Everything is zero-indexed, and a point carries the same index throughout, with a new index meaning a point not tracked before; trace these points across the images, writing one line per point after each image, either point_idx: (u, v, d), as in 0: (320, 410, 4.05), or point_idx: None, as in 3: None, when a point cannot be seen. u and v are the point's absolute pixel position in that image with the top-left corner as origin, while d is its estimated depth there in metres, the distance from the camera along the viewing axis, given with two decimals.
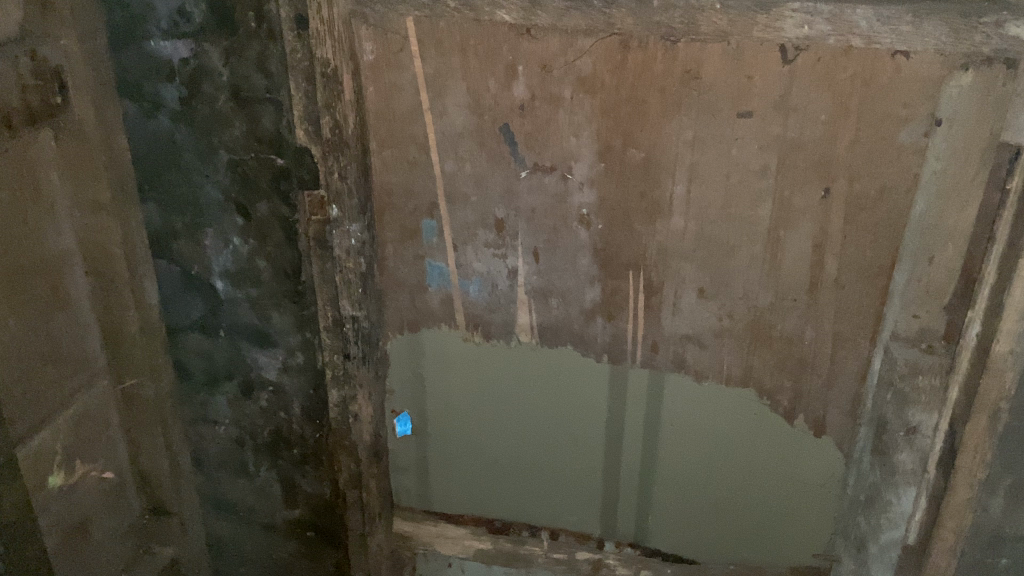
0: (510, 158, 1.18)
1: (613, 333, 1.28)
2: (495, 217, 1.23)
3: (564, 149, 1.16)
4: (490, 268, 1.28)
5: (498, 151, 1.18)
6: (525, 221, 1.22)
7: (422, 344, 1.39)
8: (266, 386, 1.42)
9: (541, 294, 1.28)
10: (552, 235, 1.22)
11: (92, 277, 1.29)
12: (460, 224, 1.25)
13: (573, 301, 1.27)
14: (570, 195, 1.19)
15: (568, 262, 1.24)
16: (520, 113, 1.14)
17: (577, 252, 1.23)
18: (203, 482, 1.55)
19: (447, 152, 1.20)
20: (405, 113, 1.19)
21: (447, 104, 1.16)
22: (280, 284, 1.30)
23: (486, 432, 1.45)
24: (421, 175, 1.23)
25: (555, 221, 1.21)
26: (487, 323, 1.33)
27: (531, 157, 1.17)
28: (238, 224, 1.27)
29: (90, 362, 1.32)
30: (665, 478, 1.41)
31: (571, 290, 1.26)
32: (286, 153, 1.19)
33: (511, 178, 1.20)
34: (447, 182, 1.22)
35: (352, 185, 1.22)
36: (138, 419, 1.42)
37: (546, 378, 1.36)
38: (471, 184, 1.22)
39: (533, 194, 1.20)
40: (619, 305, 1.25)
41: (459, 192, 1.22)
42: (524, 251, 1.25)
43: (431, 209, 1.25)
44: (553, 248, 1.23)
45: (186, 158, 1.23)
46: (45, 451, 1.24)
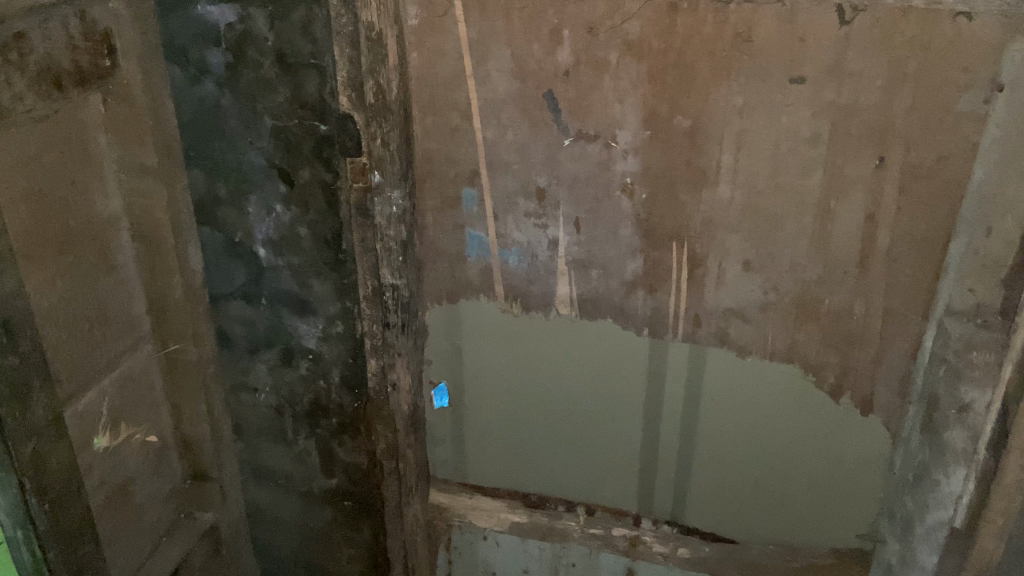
0: (553, 125, 1.16)
1: (654, 306, 1.26)
2: (536, 186, 1.21)
3: (608, 116, 1.14)
4: (531, 238, 1.26)
5: (541, 118, 1.16)
6: (567, 190, 1.20)
7: (460, 315, 1.38)
8: (306, 354, 1.43)
9: (581, 265, 1.26)
10: (594, 206, 1.20)
11: (139, 241, 1.30)
12: (501, 193, 1.24)
13: (614, 273, 1.25)
14: (613, 164, 1.17)
15: (610, 234, 1.22)
16: (565, 79, 1.13)
17: (619, 223, 1.21)
18: (243, 449, 1.58)
19: (489, 119, 1.19)
20: (447, 79, 1.18)
21: (490, 70, 1.15)
22: (321, 252, 1.31)
23: (523, 406, 1.44)
24: (463, 142, 1.22)
25: (597, 191, 1.19)
26: (527, 295, 1.31)
27: (574, 124, 1.16)
28: (281, 191, 1.28)
29: (136, 326, 1.34)
30: (706, 456, 1.39)
31: (612, 261, 1.24)
32: (329, 119, 1.19)
33: (553, 146, 1.18)
34: (488, 150, 1.21)
35: (394, 153, 1.21)
36: (181, 385, 1.43)
37: (586, 351, 1.35)
38: (512, 152, 1.20)
39: (575, 162, 1.18)
40: (662, 278, 1.23)
41: (500, 160, 1.21)
42: (565, 222, 1.23)
43: (472, 176, 1.24)
44: (595, 218, 1.21)
45: (231, 125, 1.24)
46: (90, 412, 1.26)
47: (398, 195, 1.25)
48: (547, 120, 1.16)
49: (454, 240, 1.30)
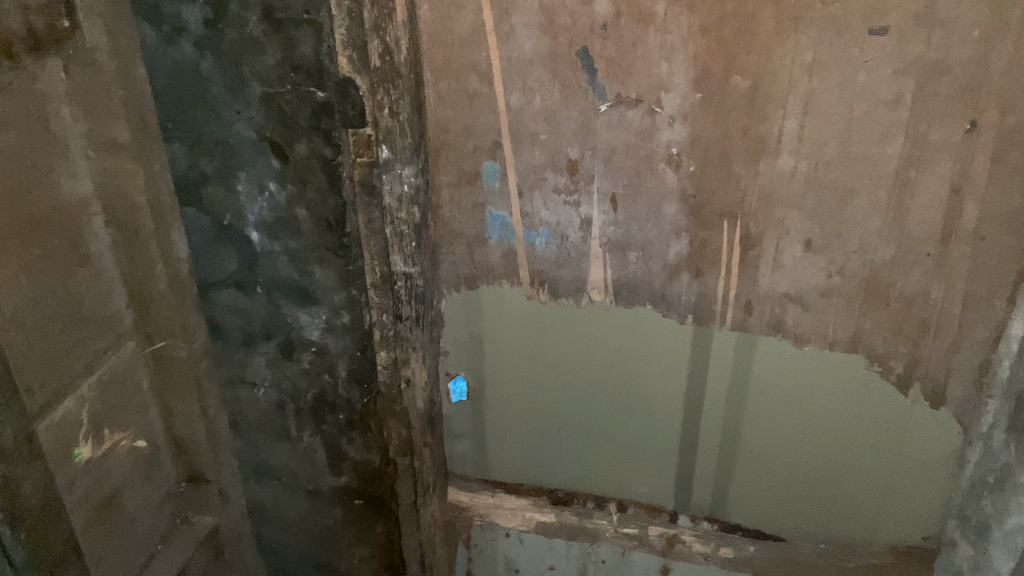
0: (588, 88, 1.01)
1: (699, 292, 1.12)
2: (567, 158, 1.07)
3: (654, 76, 0.98)
4: (560, 217, 1.12)
5: (574, 79, 1.01)
6: (602, 162, 1.06)
7: (480, 303, 1.26)
8: (309, 347, 1.30)
9: (618, 246, 1.12)
10: (633, 180, 1.06)
11: (114, 228, 1.15)
12: (526, 166, 1.10)
13: (654, 255, 1.11)
14: (657, 132, 1.01)
15: (651, 212, 1.07)
16: (602, 34, 0.97)
17: (663, 199, 1.06)
18: (242, 446, 1.45)
19: (512, 82, 1.03)
20: (465, 36, 1.02)
21: (515, 24, 0.99)
22: (322, 236, 1.16)
23: (549, 397, 1.32)
24: (482, 109, 1.07)
25: (637, 163, 1.04)
26: (554, 281, 1.18)
27: (613, 86, 1.00)
28: (275, 167, 1.12)
29: (117, 321, 1.20)
30: (752, 450, 1.27)
31: (653, 242, 1.10)
32: (328, 84, 1.03)
33: (588, 113, 1.02)
34: (512, 118, 1.06)
35: (404, 123, 1.08)
36: (170, 384, 1.31)
37: (621, 341, 1.22)
38: (540, 120, 1.05)
39: (613, 131, 1.03)
40: (708, 260, 1.09)
41: (525, 129, 1.06)
42: (600, 199, 1.09)
43: (492, 148, 1.10)
44: (634, 194, 1.07)
45: (214, 92, 1.07)
46: (70, 421, 1.12)
47: (409, 168, 1.11)
48: (581, 82, 1.01)
49: (474, 222, 1.18)
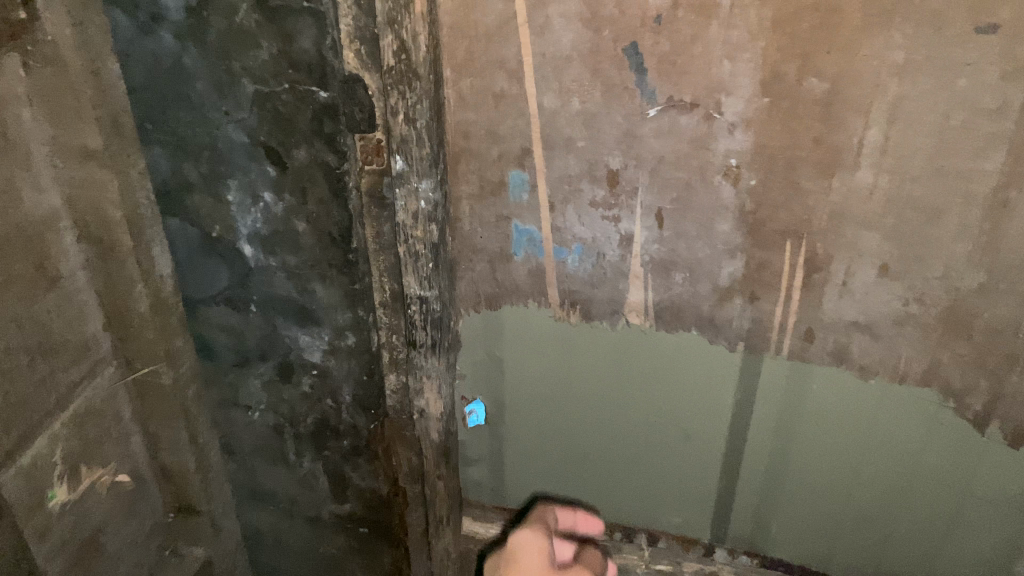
0: (634, 88, 0.87)
1: (753, 318, 0.99)
2: (606, 168, 0.93)
3: (713, 77, 0.84)
4: (597, 233, 0.99)
5: (618, 78, 0.87)
6: (648, 173, 0.92)
7: (501, 325, 1.12)
8: (309, 369, 1.17)
9: (662, 267, 0.99)
10: (682, 193, 0.92)
11: (86, 244, 1.00)
12: (559, 176, 0.96)
13: (703, 276, 0.98)
14: (714, 140, 0.88)
15: (702, 229, 0.94)
16: (655, 27, 0.83)
17: (716, 215, 0.93)
18: (236, 470, 1.33)
19: (545, 80, 0.89)
20: (491, 27, 0.88)
21: (551, 14, 0.85)
22: (325, 252, 1.03)
23: (575, 424, 1.20)
24: (510, 110, 0.93)
25: (688, 175, 0.91)
26: (587, 302, 1.05)
27: (664, 88, 0.86)
28: (271, 176, 0.98)
29: (92, 348, 1.06)
30: (799, 485, 1.15)
31: (703, 263, 0.97)
32: (332, 83, 0.89)
33: (633, 118, 0.89)
34: (545, 122, 0.92)
35: (422, 131, 0.92)
36: (155, 411, 1.17)
37: (659, 368, 1.09)
38: (576, 124, 0.91)
39: (661, 139, 0.89)
40: (765, 283, 0.96)
41: (560, 135, 0.93)
42: (642, 214, 0.96)
43: (521, 156, 0.96)
44: (682, 209, 0.94)
45: (198, 90, 0.93)
46: (40, 465, 0.99)
47: (426, 181, 0.95)
48: (627, 82, 0.87)
49: (496, 238, 1.03)
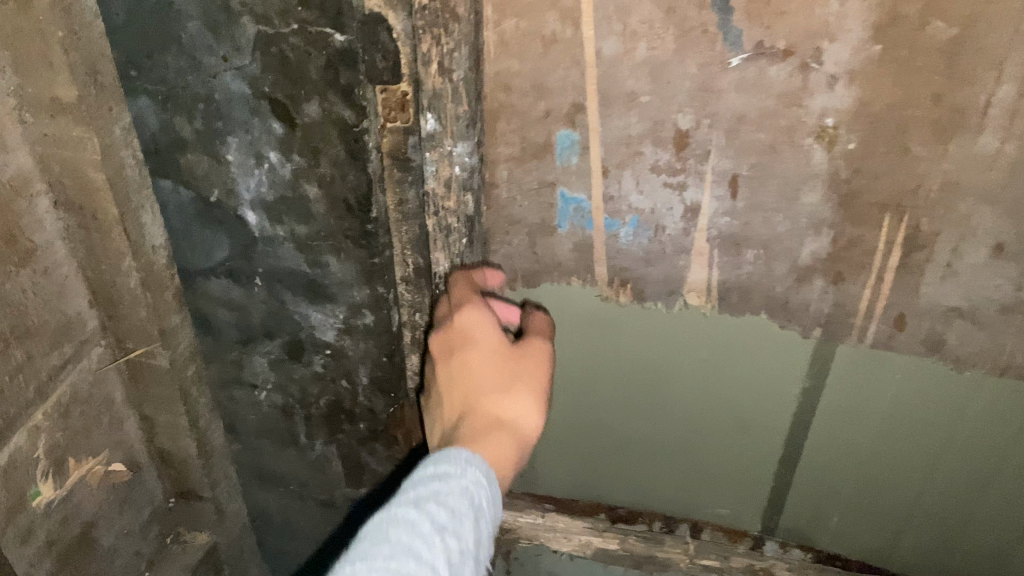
0: (716, 32, 0.72)
1: (835, 301, 0.87)
2: (674, 126, 0.79)
3: (816, 18, 0.69)
4: (657, 203, 0.85)
5: (697, 19, 0.71)
6: (724, 134, 0.78)
7: (539, 302, 0.99)
8: (321, 349, 1.05)
9: (731, 242, 0.86)
10: (764, 158, 0.78)
11: (65, 210, 0.87)
12: (617, 136, 0.81)
13: (780, 254, 0.85)
14: (810, 95, 0.73)
15: (783, 200, 0.81)
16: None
17: (802, 184, 0.79)
18: (241, 451, 1.22)
19: (607, 21, 0.74)
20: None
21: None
22: (340, 221, 0.89)
23: (617, 410, 1.07)
24: (562, 58, 0.78)
25: (772, 137, 0.77)
26: (640, 281, 0.93)
27: (753, 32, 0.71)
28: (277, 133, 0.84)
29: (76, 327, 0.93)
30: (867, 481, 1.03)
31: (781, 239, 0.84)
32: (349, 24, 0.74)
33: (712, 68, 0.74)
34: (603, 73, 0.77)
35: (461, 87, 0.79)
36: (150, 393, 1.04)
37: (720, 353, 0.96)
38: (641, 75, 0.76)
39: (743, 94, 0.75)
40: (854, 263, 0.83)
41: (620, 89, 0.78)
42: (713, 182, 0.82)
43: (571, 113, 0.81)
44: (762, 177, 0.80)
45: (191, 31, 0.78)
46: (21, 462, 0.88)
47: (464, 144, 0.83)
48: (708, 24, 0.71)
49: (537, 208, 0.90)
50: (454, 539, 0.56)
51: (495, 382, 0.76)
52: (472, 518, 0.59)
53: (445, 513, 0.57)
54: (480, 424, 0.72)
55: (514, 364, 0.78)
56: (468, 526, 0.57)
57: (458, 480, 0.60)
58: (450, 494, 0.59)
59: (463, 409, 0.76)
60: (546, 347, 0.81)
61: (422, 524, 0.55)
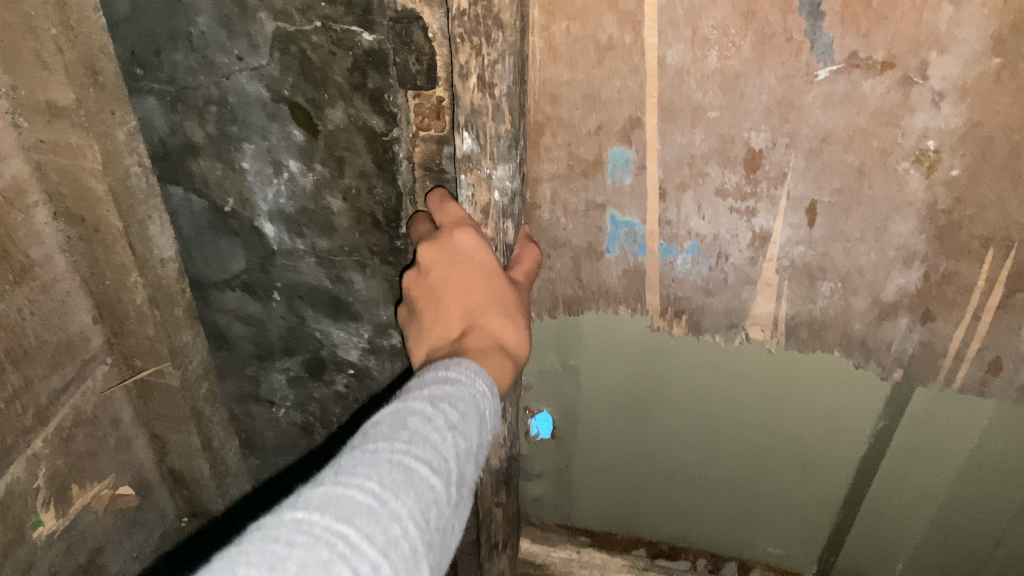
0: (803, 40, 0.61)
1: (921, 342, 0.77)
2: (745, 145, 0.69)
3: (926, 22, 0.58)
4: (722, 229, 0.75)
5: (781, 26, 0.61)
6: (804, 154, 0.68)
7: (581, 330, 0.89)
8: (344, 368, 0.97)
9: (805, 273, 0.76)
10: (851, 181, 0.68)
11: (64, 220, 0.79)
12: (676, 153, 0.71)
13: (861, 289, 0.75)
14: (912, 110, 0.63)
15: (870, 228, 0.71)
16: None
17: (895, 212, 0.69)
18: (259, 467, 1.15)
19: (672, 25, 0.64)
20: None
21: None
22: (366, 236, 0.81)
23: (663, 443, 0.98)
24: (620, 65, 0.67)
25: (862, 159, 0.67)
26: (697, 313, 0.83)
27: (846, 39, 0.61)
28: (297, 142, 0.75)
29: (79, 346, 0.86)
30: (939, 531, 0.93)
31: (864, 271, 0.74)
32: (380, 21, 0.65)
33: (794, 80, 0.64)
34: (665, 83, 0.67)
35: (504, 103, 0.64)
36: (159, 412, 0.97)
37: (783, 387, 0.87)
38: (710, 86, 0.66)
39: (829, 110, 0.65)
40: (946, 300, 0.73)
41: (684, 102, 0.68)
42: (788, 208, 0.72)
43: (627, 127, 0.71)
44: (847, 203, 0.70)
45: (201, 26, 0.69)
46: (17, 493, 0.82)
47: (506, 166, 0.68)
48: (792, 31, 0.61)
49: (584, 231, 0.79)
50: (463, 442, 0.46)
51: (486, 302, 0.63)
52: (482, 426, 0.49)
53: (457, 413, 0.47)
54: (485, 344, 0.60)
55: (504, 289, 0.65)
56: (476, 428, 0.48)
57: (467, 388, 0.50)
58: (459, 398, 0.49)
59: (454, 326, 0.63)
60: (531, 282, 0.72)
61: (437, 418, 0.45)
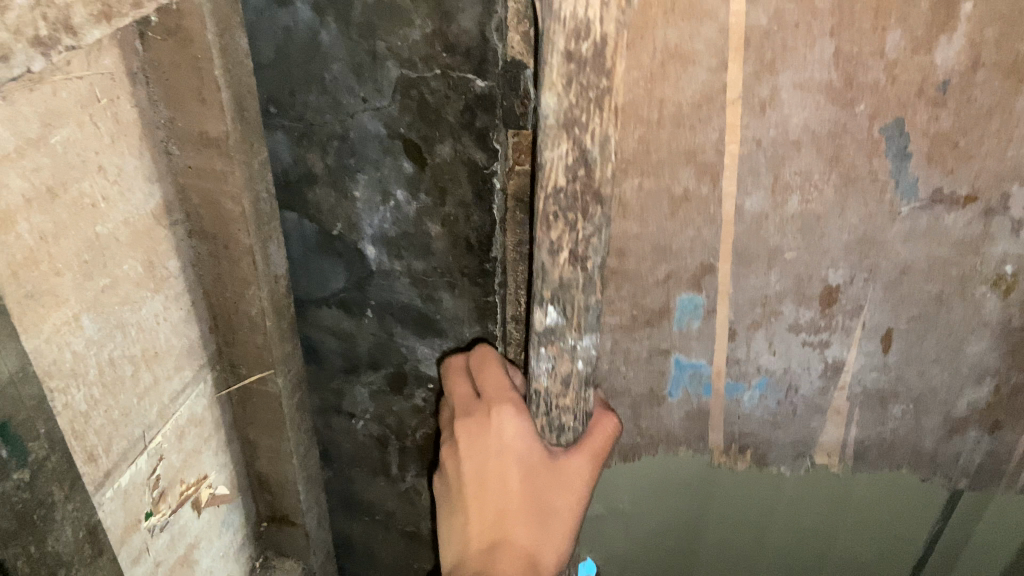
0: (888, 180, 0.80)
1: (987, 451, 0.98)
2: (823, 284, 0.88)
3: (1006, 161, 0.78)
4: (797, 365, 0.94)
5: (867, 167, 0.80)
6: (880, 289, 0.87)
7: (642, 471, 1.06)
8: (424, 383, 1.06)
9: (878, 398, 0.96)
10: (930, 307, 0.88)
11: (195, 237, 0.89)
12: (749, 298, 0.90)
13: (934, 408, 0.96)
14: (990, 240, 0.83)
15: (947, 351, 0.91)
16: (938, 96, 0.75)
17: (968, 330, 0.89)
18: (332, 476, 1.24)
19: (756, 176, 0.82)
20: (685, 105, 0.78)
21: (783, 82, 0.76)
22: (459, 259, 0.91)
23: (709, 556, 1.15)
24: (693, 215, 0.84)
25: (941, 286, 0.86)
26: (764, 443, 1.02)
27: (930, 179, 0.80)
28: (407, 173, 0.86)
29: (196, 351, 0.95)
30: None
31: (935, 391, 0.94)
32: (491, 70, 0.76)
33: (883, 214, 0.82)
34: (747, 231, 0.85)
35: (595, 276, 0.71)
36: (255, 418, 1.06)
37: (814, 499, 1.06)
38: (791, 231, 0.85)
39: (910, 244, 0.84)
40: (1014, 412, 0.94)
41: (769, 243, 0.86)
42: (864, 338, 0.91)
43: (699, 275, 0.89)
44: (919, 329, 0.90)
45: (334, 72, 0.81)
46: (139, 482, 0.89)
47: (591, 335, 0.75)
48: (878, 172, 0.80)
49: (647, 377, 0.97)
50: None
51: (517, 502, 0.78)
52: None
53: None
54: (513, 561, 0.76)
55: (535, 487, 0.78)
56: None
57: None
58: None
59: (489, 519, 0.79)
60: (590, 469, 0.79)
61: None
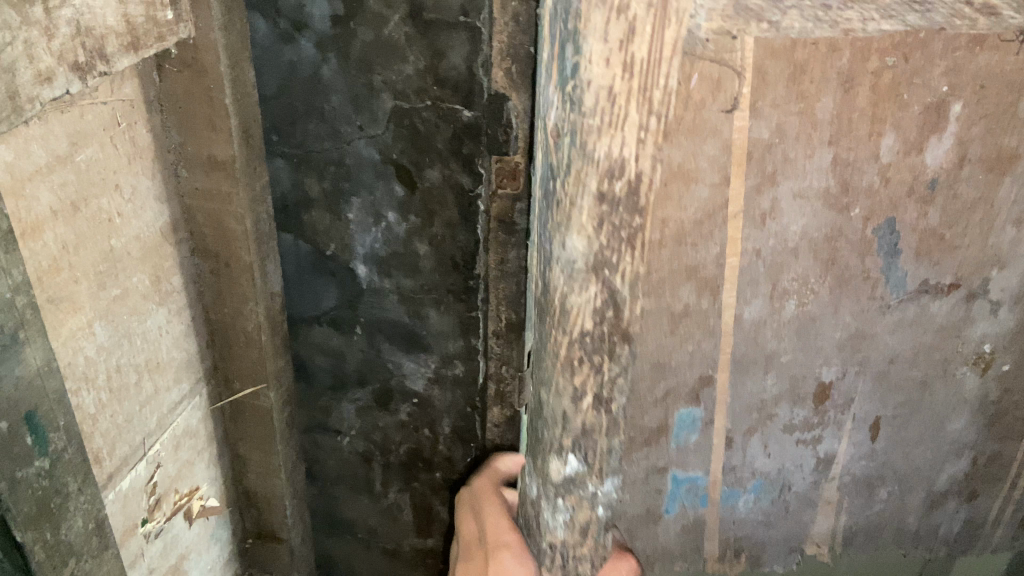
0: (879, 276, 0.87)
1: (967, 516, 1.04)
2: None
3: (984, 253, 0.86)
4: (788, 464, 0.99)
5: (858, 266, 0.86)
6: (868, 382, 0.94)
7: None
8: (409, 398, 1.12)
9: (866, 484, 1.01)
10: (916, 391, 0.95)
11: (198, 255, 0.96)
12: (751, 397, 0.95)
13: (919, 484, 1.02)
14: (886, 279, 0.87)
15: (927, 433, 0.98)
16: (927, 193, 0.82)
17: (827, 355, 0.92)
18: (317, 496, 1.27)
19: (754, 286, 0.87)
20: (688, 222, 0.83)
21: (782, 192, 0.82)
22: (445, 277, 0.99)
23: None
24: (693, 329, 0.89)
25: (926, 372, 0.94)
26: (758, 546, 1.05)
27: (917, 272, 0.87)
28: (398, 196, 0.93)
29: (194, 366, 1.01)
30: None
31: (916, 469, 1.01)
32: (477, 102, 0.85)
33: (872, 311, 0.89)
34: (746, 340, 0.91)
35: (620, 419, 0.66)
36: (247, 433, 1.10)
37: None
38: (785, 334, 0.91)
39: (897, 335, 0.91)
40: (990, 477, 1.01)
41: (767, 345, 0.91)
42: (854, 428, 0.97)
43: (696, 387, 0.93)
44: (903, 420, 0.97)
45: (333, 103, 0.89)
46: (139, 488, 0.93)
47: (613, 478, 0.69)
48: (869, 271, 0.87)
49: (644, 497, 0.99)
50: None
51: None
52: None
53: None
54: None
55: None
56: None
57: None
58: None
59: None
60: None
61: None
